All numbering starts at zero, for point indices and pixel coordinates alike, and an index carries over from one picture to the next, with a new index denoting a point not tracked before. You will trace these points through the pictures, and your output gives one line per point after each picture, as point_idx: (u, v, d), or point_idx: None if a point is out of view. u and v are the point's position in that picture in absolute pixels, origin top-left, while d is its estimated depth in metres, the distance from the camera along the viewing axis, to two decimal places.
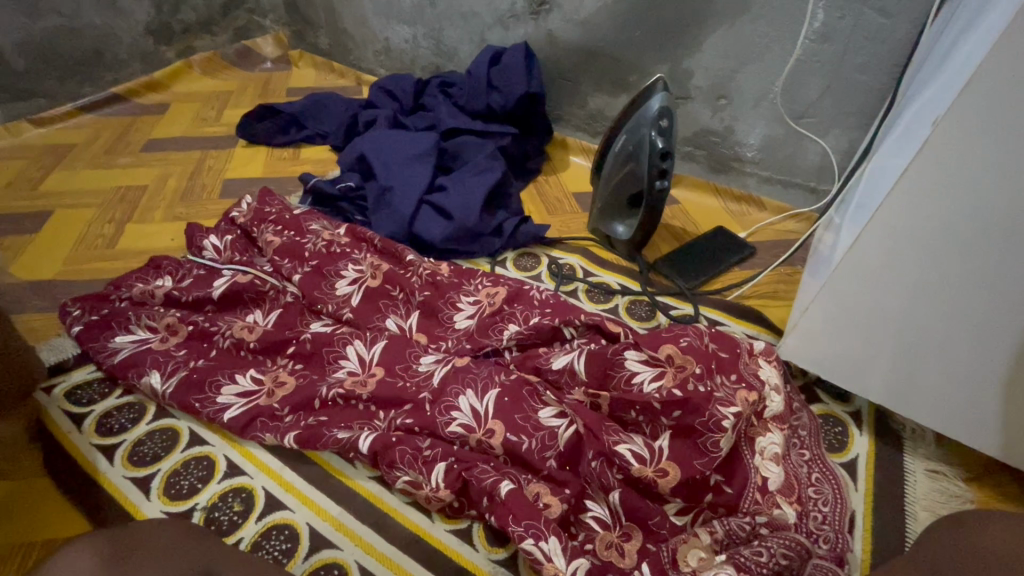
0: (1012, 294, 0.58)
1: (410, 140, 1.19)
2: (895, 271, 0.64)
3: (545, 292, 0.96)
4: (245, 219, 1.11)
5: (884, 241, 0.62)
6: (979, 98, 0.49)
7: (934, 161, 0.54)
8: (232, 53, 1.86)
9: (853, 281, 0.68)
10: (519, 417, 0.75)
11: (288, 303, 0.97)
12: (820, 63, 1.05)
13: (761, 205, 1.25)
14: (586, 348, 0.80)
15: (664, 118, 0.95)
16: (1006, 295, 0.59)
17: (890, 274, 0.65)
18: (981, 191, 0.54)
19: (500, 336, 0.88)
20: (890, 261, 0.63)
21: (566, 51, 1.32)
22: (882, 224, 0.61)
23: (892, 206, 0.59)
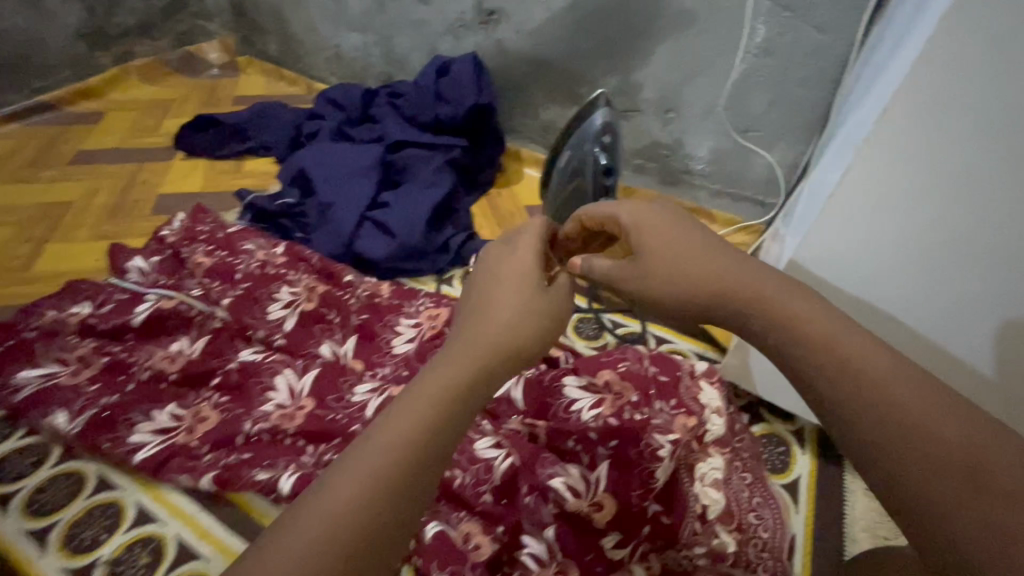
0: None
1: (352, 154, 1.14)
2: None
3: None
4: (175, 239, 1.05)
5: None
6: None
7: None
8: (175, 60, 1.78)
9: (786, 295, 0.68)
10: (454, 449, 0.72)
11: (217, 329, 0.91)
12: (763, 78, 1.05)
13: (711, 217, 1.25)
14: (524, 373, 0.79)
15: (607, 134, 0.93)
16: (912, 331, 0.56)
17: None
18: None
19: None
20: None
21: (517, 61, 1.30)
22: None
23: None
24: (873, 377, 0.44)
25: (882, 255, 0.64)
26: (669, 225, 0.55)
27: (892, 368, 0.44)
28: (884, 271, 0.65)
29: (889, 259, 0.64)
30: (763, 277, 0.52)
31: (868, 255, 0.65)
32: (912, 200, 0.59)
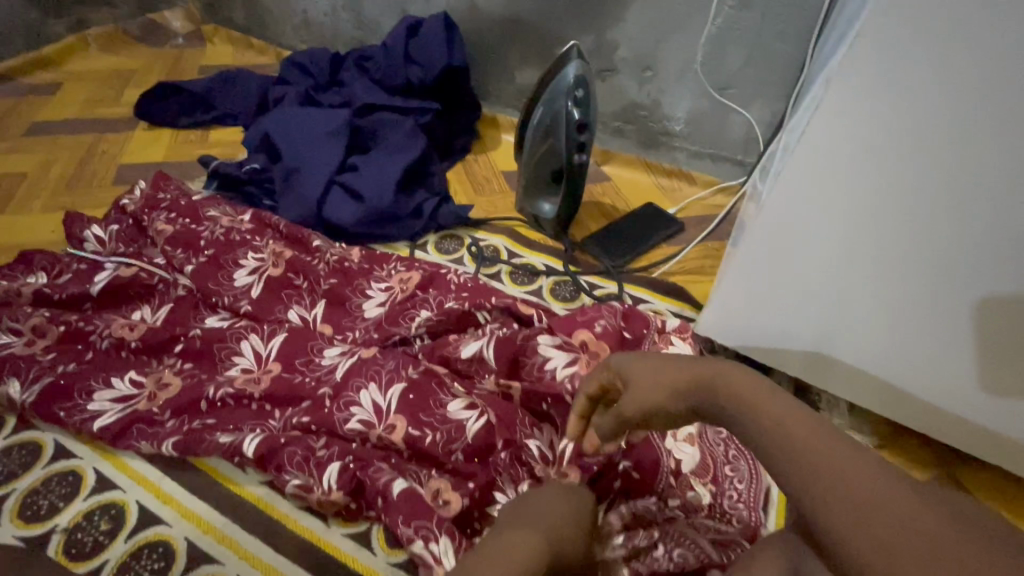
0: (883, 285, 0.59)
1: (320, 118, 1.10)
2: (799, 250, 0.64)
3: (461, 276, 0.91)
4: (135, 207, 1.01)
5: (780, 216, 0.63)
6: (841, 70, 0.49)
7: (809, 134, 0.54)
8: (135, 29, 1.70)
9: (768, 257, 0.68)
10: (425, 412, 0.70)
11: (180, 297, 0.88)
12: (740, 32, 1.03)
13: (691, 179, 1.22)
14: (496, 333, 0.76)
15: (580, 88, 0.91)
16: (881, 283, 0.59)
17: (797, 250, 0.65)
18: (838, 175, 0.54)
19: (409, 323, 0.82)
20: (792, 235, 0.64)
21: (489, 22, 1.26)
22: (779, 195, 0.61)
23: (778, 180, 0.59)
24: (827, 475, 0.38)
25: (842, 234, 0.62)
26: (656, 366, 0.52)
27: (849, 464, 0.38)
28: (845, 251, 0.63)
29: (848, 237, 0.62)
30: (741, 373, 0.47)
31: (826, 236, 0.63)
32: (860, 179, 0.57)
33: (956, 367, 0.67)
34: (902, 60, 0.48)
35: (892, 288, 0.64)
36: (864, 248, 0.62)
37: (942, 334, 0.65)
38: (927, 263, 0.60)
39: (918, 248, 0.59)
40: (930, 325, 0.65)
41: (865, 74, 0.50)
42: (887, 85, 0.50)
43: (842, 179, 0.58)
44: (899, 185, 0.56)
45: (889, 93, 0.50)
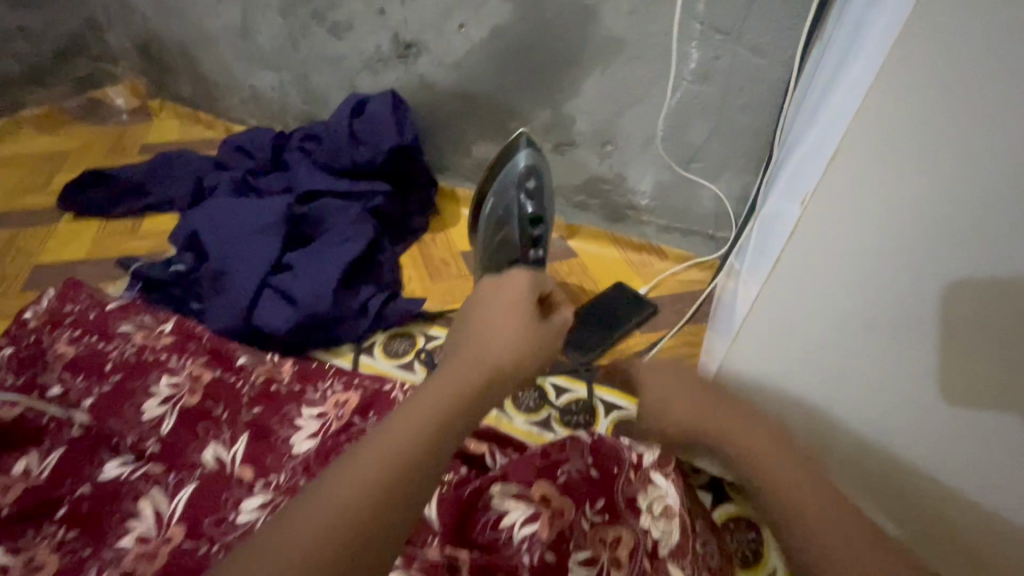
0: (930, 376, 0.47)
1: (253, 208, 1.00)
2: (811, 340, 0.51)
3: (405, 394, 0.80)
4: (36, 323, 0.88)
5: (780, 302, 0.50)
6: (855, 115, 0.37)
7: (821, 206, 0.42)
8: (76, 107, 1.61)
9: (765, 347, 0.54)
10: None
11: (74, 440, 0.74)
12: (702, 105, 0.97)
13: (663, 255, 1.15)
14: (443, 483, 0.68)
15: (531, 178, 0.83)
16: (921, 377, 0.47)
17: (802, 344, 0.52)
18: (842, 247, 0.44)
19: None
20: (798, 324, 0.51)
21: (441, 97, 1.19)
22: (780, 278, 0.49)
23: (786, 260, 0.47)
24: (805, 504, 0.48)
25: (833, 350, 0.51)
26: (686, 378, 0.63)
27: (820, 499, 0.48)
28: (836, 371, 0.52)
29: (839, 356, 0.51)
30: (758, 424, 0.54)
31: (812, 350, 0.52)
32: (878, 291, 0.45)
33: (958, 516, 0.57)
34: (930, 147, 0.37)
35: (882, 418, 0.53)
36: (859, 371, 0.51)
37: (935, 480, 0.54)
38: (937, 395, 0.49)
39: (913, 381, 0.49)
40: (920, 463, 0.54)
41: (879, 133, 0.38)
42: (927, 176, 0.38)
43: (845, 289, 0.46)
44: (904, 312, 0.45)
45: (905, 183, 0.39)
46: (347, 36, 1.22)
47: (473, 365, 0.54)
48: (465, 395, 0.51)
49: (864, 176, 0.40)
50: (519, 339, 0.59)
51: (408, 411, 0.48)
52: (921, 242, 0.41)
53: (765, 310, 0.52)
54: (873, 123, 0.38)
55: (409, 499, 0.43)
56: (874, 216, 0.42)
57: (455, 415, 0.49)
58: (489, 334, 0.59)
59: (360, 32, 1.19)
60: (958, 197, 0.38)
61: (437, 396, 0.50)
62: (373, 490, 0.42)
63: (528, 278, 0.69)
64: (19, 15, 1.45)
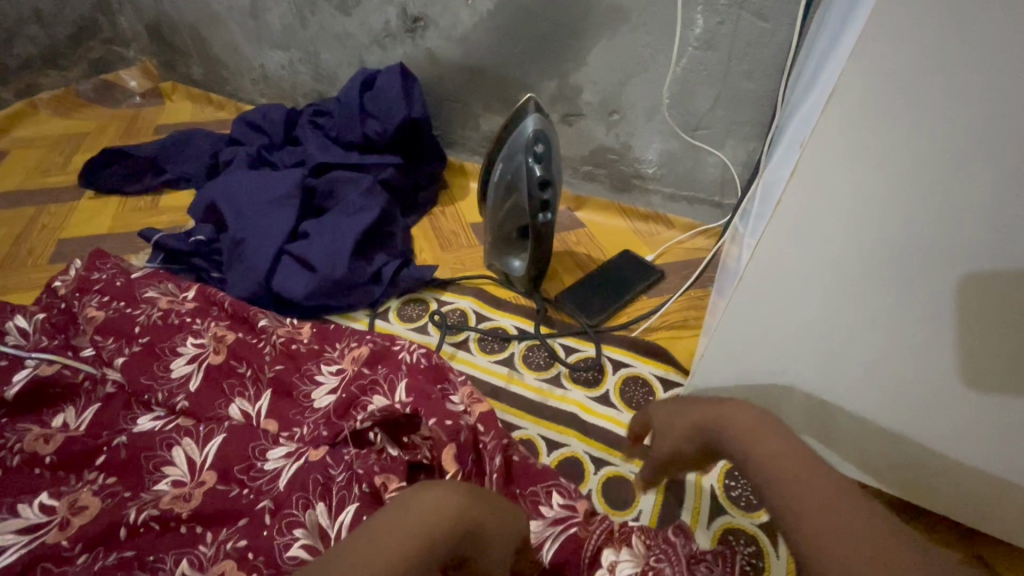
0: (913, 309, 0.54)
1: (269, 181, 1.03)
2: (811, 280, 0.56)
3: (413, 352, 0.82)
4: (66, 290, 0.92)
5: (787, 245, 0.54)
6: (867, 63, 0.40)
7: (821, 153, 0.46)
8: (89, 90, 1.64)
9: (764, 287, 0.59)
10: None
11: (109, 395, 0.79)
12: (707, 71, 0.98)
13: (669, 223, 1.17)
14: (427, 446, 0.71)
15: (540, 143, 0.83)
16: (905, 309, 0.54)
17: (803, 282, 0.56)
18: (846, 183, 0.47)
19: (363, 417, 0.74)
20: (802, 266, 0.55)
21: (449, 71, 1.21)
22: (783, 221, 0.52)
23: (791, 204, 0.50)
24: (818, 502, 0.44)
25: (821, 289, 0.56)
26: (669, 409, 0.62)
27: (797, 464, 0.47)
28: (846, 286, 0.55)
29: (851, 266, 0.53)
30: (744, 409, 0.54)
31: (822, 265, 0.54)
32: (878, 227, 0.49)
33: (946, 425, 0.62)
34: (941, 90, 0.40)
35: (886, 325, 0.56)
36: (866, 282, 0.53)
37: (930, 376, 0.58)
38: (922, 326, 0.54)
39: (913, 287, 0.52)
40: (918, 363, 0.58)
41: (885, 77, 0.41)
42: (931, 121, 0.42)
43: (854, 201, 0.48)
44: (905, 218, 0.48)
45: (904, 126, 0.42)
46: (355, 11, 1.23)
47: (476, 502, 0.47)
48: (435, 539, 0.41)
49: (870, 92, 0.42)
50: (510, 526, 0.50)
51: (382, 526, 0.41)
52: (926, 149, 0.43)
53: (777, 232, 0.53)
54: (894, 38, 0.39)
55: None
56: (881, 126, 0.43)
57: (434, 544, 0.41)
58: (482, 492, 0.49)
59: (368, 7, 1.21)
60: (970, 103, 0.40)
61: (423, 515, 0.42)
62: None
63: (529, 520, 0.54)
64: None
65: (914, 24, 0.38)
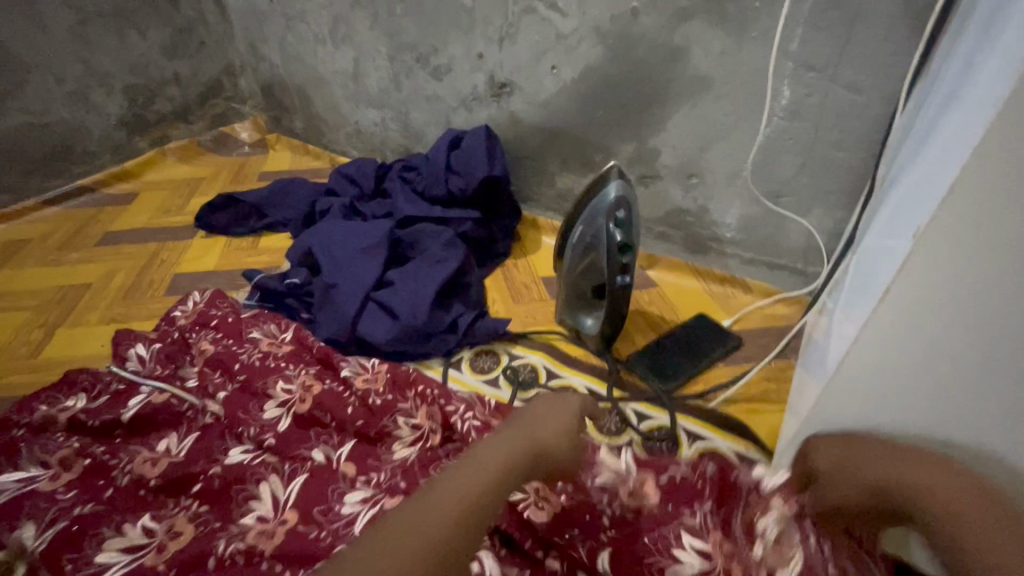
0: None
1: (361, 230, 1.11)
2: (932, 367, 0.50)
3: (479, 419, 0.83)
4: (185, 322, 1.03)
5: (901, 334, 0.48)
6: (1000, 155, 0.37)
7: (945, 240, 0.41)
8: (209, 140, 1.85)
9: (863, 379, 0.53)
10: None
11: (207, 425, 0.85)
12: (794, 141, 0.97)
13: (747, 287, 1.14)
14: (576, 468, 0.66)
15: (621, 209, 0.85)
16: None
17: (915, 370, 0.50)
18: (974, 266, 0.42)
19: None
20: (920, 351, 0.49)
21: (530, 132, 1.27)
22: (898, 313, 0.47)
23: (899, 293, 0.45)
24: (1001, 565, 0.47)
25: (947, 375, 0.50)
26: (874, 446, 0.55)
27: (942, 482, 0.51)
28: (997, 374, 0.48)
29: (986, 349, 0.47)
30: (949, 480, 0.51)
31: (881, 382, 0.52)
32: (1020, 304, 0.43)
33: None
34: None
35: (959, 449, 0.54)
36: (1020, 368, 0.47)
37: None
38: None
39: None
40: None
41: (1007, 160, 0.37)
42: None
43: (972, 296, 0.44)
44: None
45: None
46: (446, 77, 1.34)
47: (526, 441, 0.55)
48: (514, 457, 0.52)
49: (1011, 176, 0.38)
50: (549, 427, 0.58)
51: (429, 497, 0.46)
52: None
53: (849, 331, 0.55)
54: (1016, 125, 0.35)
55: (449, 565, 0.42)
56: (1006, 209, 0.39)
57: (504, 482, 0.50)
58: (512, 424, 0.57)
59: (459, 73, 1.31)
60: None
61: (465, 487, 0.47)
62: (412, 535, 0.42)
63: (580, 398, 0.63)
64: (174, 63, 1.71)
65: (1012, 143, 0.36)
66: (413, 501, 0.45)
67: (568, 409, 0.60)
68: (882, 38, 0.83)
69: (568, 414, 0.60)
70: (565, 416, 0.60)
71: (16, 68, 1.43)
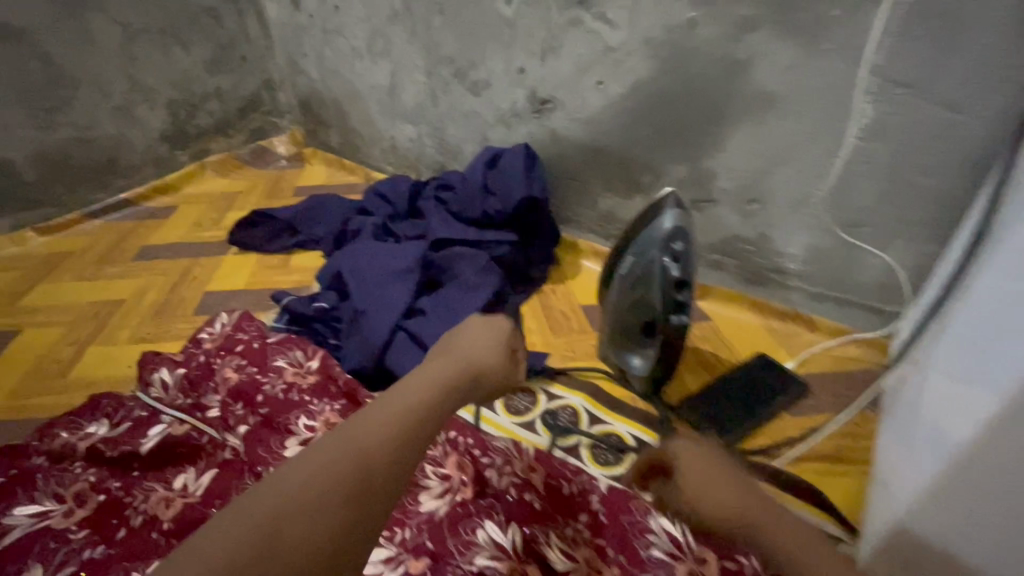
0: None
1: (393, 253, 1.06)
2: None
3: (516, 475, 0.75)
4: (211, 345, 0.99)
5: None
6: None
7: None
8: (247, 153, 1.85)
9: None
10: None
11: (225, 461, 0.80)
12: (874, 164, 0.86)
13: (811, 325, 1.03)
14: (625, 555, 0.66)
15: (677, 240, 0.77)
16: None
17: None
18: None
19: (470, 539, 0.67)
20: None
21: (571, 151, 1.20)
22: None
23: None
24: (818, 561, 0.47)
25: None
26: (712, 468, 0.61)
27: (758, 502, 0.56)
28: None
29: None
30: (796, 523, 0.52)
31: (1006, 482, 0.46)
32: None
33: None
34: None
35: None
36: None
37: None
38: None
39: None
40: None
41: None
42: None
43: None
44: None
45: None
46: (485, 92, 1.29)
47: (463, 358, 0.71)
48: (445, 386, 0.65)
49: None
50: (482, 360, 0.72)
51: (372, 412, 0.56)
52: None
53: (944, 436, 0.55)
54: None
55: (414, 446, 0.55)
56: None
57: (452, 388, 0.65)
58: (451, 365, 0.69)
59: (498, 88, 1.25)
60: None
61: (406, 399, 0.59)
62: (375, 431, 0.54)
63: (507, 327, 0.80)
64: (215, 78, 1.73)
65: None
66: (358, 421, 0.54)
67: (495, 344, 0.76)
68: (988, 50, 0.71)
69: (494, 336, 0.77)
70: (495, 341, 0.77)
71: (65, 83, 1.46)
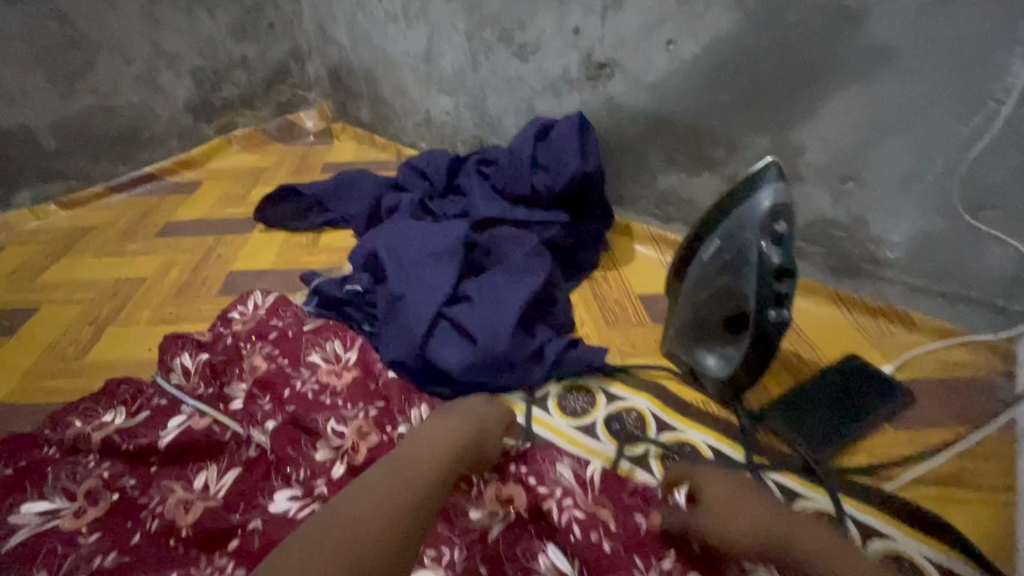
0: None
1: (433, 233, 0.95)
2: None
3: (580, 511, 0.64)
4: (242, 328, 0.90)
5: None
6: None
7: None
8: (274, 127, 1.76)
9: None
10: None
11: (250, 460, 0.72)
12: (1014, 134, 0.72)
13: (910, 323, 0.89)
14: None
15: (779, 220, 0.64)
16: None
17: None
18: None
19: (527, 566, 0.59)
20: None
21: (631, 121, 1.07)
22: None
23: None
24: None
25: None
26: (737, 490, 0.60)
27: (775, 520, 0.55)
28: None
29: None
30: (818, 528, 0.54)
31: None
32: None
33: None
34: None
35: None
36: None
37: None
38: None
39: None
40: None
41: None
42: None
43: None
44: None
45: None
46: (533, 56, 1.16)
47: (460, 431, 0.65)
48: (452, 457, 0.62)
49: None
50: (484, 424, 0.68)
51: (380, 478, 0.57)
52: None
53: None
54: None
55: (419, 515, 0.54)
56: None
57: (444, 470, 0.60)
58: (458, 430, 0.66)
59: (549, 52, 1.13)
60: None
61: (416, 464, 0.59)
62: (369, 521, 0.51)
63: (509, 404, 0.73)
64: (242, 46, 1.64)
65: None
66: (373, 484, 0.55)
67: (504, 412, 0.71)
68: None
69: (499, 406, 0.72)
70: (490, 413, 0.71)
71: (86, 48, 1.38)
